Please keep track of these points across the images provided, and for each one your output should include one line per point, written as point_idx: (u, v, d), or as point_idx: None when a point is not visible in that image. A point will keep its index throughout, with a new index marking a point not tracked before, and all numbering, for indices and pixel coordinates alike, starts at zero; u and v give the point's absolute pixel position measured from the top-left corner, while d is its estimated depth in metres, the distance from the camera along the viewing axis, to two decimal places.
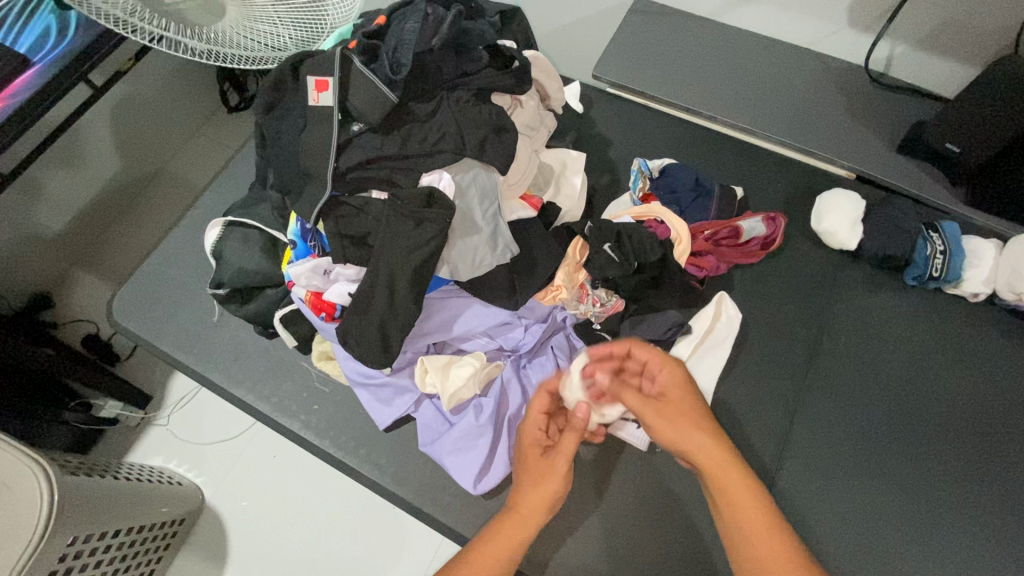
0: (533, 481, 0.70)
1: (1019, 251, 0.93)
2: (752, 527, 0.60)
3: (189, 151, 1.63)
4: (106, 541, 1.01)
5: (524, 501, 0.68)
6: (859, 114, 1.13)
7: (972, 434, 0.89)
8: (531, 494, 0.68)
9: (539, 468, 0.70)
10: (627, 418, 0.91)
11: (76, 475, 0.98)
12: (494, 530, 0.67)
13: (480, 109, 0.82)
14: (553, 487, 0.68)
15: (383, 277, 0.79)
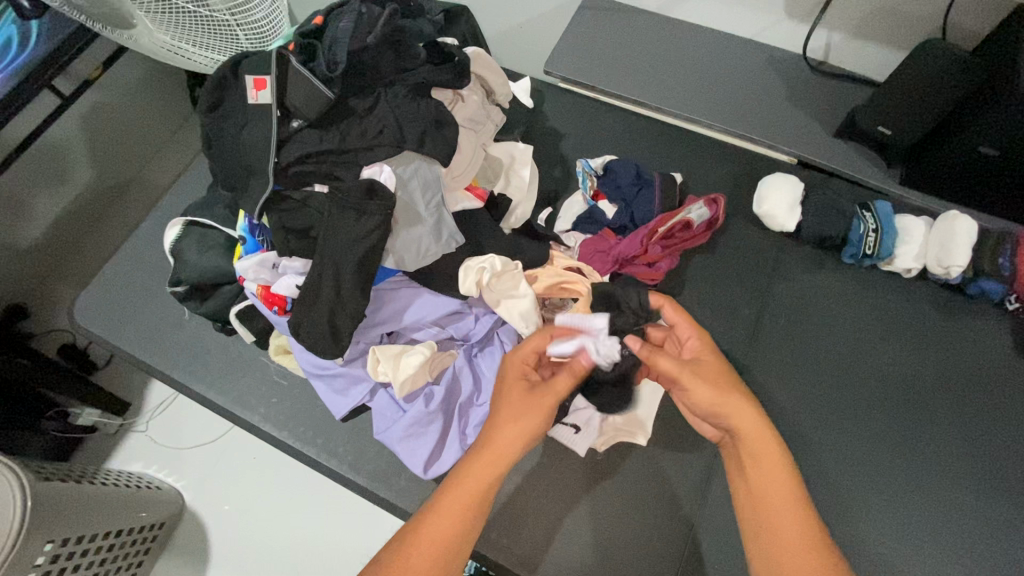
0: (508, 417, 0.74)
1: (946, 227, 0.97)
2: (785, 515, 0.67)
3: (170, 153, 1.58)
4: (83, 545, 0.99)
5: (501, 437, 0.73)
6: (800, 102, 1.17)
7: (903, 405, 0.94)
8: (512, 430, 0.73)
9: (519, 400, 0.75)
10: (565, 421, 0.94)
11: (51, 480, 0.96)
12: (472, 463, 0.72)
13: (418, 103, 0.85)
14: (536, 421, 0.74)
15: (328, 269, 0.81)
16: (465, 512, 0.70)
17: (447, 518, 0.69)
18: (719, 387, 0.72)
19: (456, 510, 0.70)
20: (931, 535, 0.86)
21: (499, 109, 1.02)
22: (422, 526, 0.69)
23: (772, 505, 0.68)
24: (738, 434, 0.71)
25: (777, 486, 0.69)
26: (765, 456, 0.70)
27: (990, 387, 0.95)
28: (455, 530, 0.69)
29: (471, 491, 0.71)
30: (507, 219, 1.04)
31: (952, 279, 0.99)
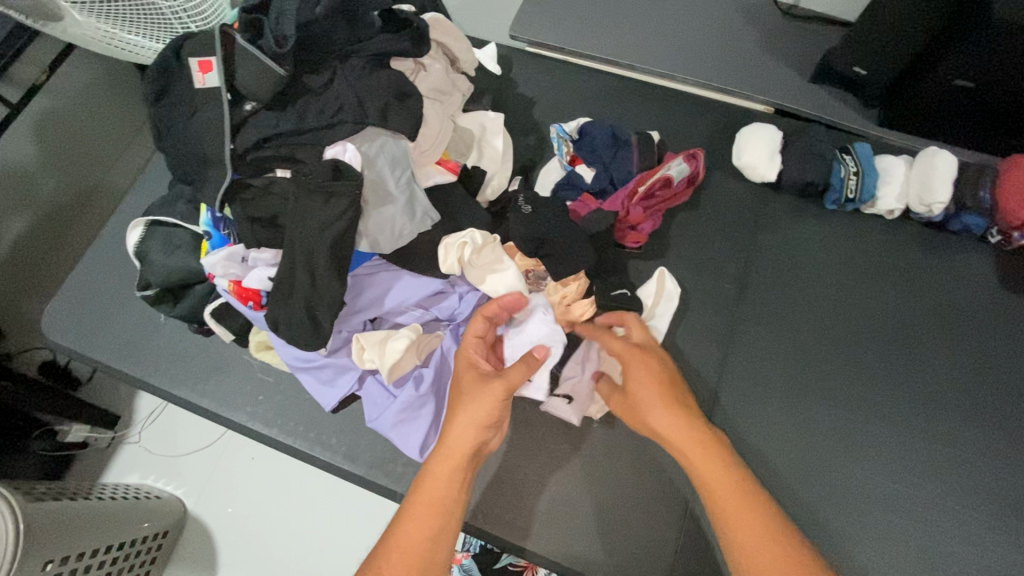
0: (462, 407, 0.71)
1: (924, 164, 0.96)
2: (733, 498, 0.64)
3: (130, 156, 1.41)
4: (85, 564, 0.96)
5: (454, 432, 0.70)
6: (773, 49, 1.15)
7: (893, 344, 0.94)
8: (466, 420, 0.70)
9: (474, 390, 0.72)
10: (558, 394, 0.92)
11: (43, 500, 0.93)
12: (432, 462, 0.69)
13: (377, 75, 0.80)
14: (491, 410, 0.70)
15: (301, 257, 0.79)
16: (432, 519, 0.66)
17: (415, 526, 0.65)
18: (648, 390, 0.72)
19: (423, 514, 0.66)
20: (930, 470, 0.87)
21: (465, 78, 0.98)
22: (392, 534, 0.66)
23: (721, 489, 0.65)
24: (664, 433, 0.70)
25: (712, 474, 0.66)
26: (693, 452, 0.68)
27: (977, 320, 0.95)
28: (432, 527, 0.66)
29: (432, 494, 0.67)
30: (484, 193, 1.02)
31: (934, 217, 0.99)
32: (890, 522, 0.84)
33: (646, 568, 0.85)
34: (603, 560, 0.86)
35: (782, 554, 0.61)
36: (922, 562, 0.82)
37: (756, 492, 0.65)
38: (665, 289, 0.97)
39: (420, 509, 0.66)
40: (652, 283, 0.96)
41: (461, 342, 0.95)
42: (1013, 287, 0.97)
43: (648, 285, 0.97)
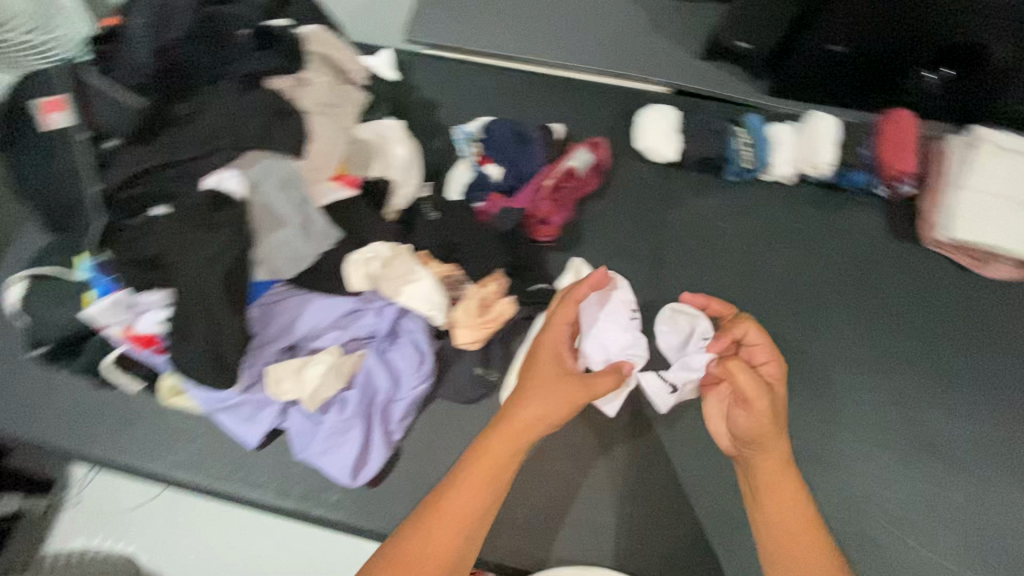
0: (533, 400, 0.74)
1: (810, 130, 1.02)
2: (797, 545, 0.69)
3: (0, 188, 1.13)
4: None
5: (523, 419, 0.73)
6: (664, 29, 1.16)
7: (797, 305, 1.00)
8: (536, 407, 0.73)
9: (547, 389, 0.74)
10: None
11: None
12: (464, 466, 0.71)
13: (251, 98, 0.77)
14: (562, 405, 0.74)
15: (191, 296, 0.74)
16: (457, 529, 0.67)
17: (438, 539, 0.66)
18: (773, 429, 0.74)
19: (450, 521, 0.67)
20: (839, 419, 0.93)
21: (358, 88, 0.95)
22: (420, 540, 0.66)
23: (783, 531, 0.71)
24: (759, 473, 0.75)
25: (778, 512, 0.72)
26: (774, 491, 0.73)
27: (871, 273, 1.02)
28: (457, 532, 0.67)
29: (456, 505, 0.68)
30: (390, 204, 0.97)
31: (828, 177, 1.03)
32: (810, 475, 0.90)
33: (592, 556, 0.87)
34: (550, 552, 0.88)
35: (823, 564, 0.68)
36: (841, 507, 0.89)
37: (825, 538, 0.70)
38: (581, 279, 0.99)
39: (444, 516, 0.67)
40: (567, 276, 0.98)
41: (386, 358, 0.92)
42: (899, 236, 1.04)
43: (564, 277, 0.99)
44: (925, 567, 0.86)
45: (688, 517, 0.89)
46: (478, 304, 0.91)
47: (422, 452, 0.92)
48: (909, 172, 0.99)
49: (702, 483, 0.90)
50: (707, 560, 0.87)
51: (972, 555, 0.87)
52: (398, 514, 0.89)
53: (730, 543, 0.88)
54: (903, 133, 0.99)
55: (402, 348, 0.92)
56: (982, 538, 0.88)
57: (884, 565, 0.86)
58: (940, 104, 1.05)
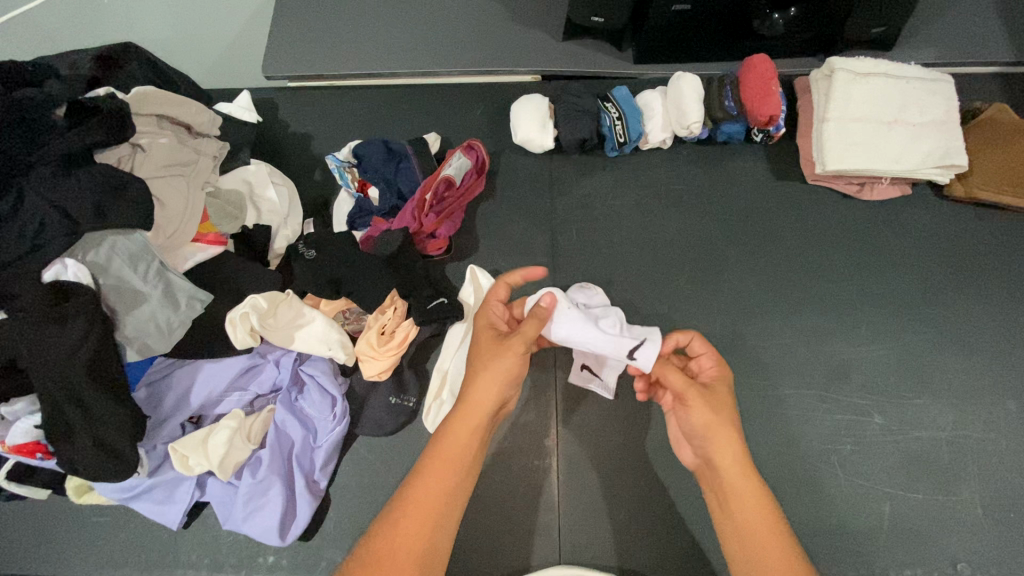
0: (484, 366, 0.72)
1: (675, 91, 1.02)
2: (760, 528, 0.65)
3: None
4: None
5: (478, 394, 0.71)
6: (522, 19, 1.15)
7: (700, 265, 1.00)
8: (485, 379, 0.71)
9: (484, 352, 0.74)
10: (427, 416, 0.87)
11: None
12: (445, 436, 0.70)
13: (74, 178, 0.73)
14: (508, 366, 0.72)
15: (54, 395, 0.71)
16: (428, 520, 0.65)
17: (393, 553, 0.62)
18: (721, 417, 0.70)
19: (416, 520, 0.64)
20: (760, 368, 0.93)
21: (212, 139, 0.94)
22: (381, 548, 0.63)
23: (750, 519, 0.65)
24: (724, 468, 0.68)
25: (756, 511, 0.66)
26: (739, 483, 0.67)
27: (765, 217, 1.02)
28: (422, 532, 0.64)
29: (436, 487, 0.66)
30: (274, 249, 0.97)
31: (699, 136, 1.05)
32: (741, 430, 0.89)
33: (541, 557, 0.86)
34: (499, 567, 0.86)
35: (782, 552, 0.63)
36: (776, 455, 0.88)
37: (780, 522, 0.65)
38: (483, 284, 0.96)
39: (410, 515, 0.65)
40: (468, 284, 0.95)
41: (298, 408, 0.89)
42: (784, 175, 1.05)
43: (466, 286, 0.96)
44: (868, 494, 0.86)
45: (632, 497, 0.88)
46: (377, 333, 0.89)
47: (354, 492, 0.90)
48: (777, 114, 0.99)
49: (638, 461, 0.89)
50: (658, 538, 0.85)
51: (911, 472, 0.87)
52: (340, 560, 0.86)
53: (678, 516, 0.86)
54: (766, 74, 0.97)
55: (310, 394, 0.88)
56: (917, 454, 0.88)
57: (829, 502, 0.86)
58: (795, 38, 1.06)
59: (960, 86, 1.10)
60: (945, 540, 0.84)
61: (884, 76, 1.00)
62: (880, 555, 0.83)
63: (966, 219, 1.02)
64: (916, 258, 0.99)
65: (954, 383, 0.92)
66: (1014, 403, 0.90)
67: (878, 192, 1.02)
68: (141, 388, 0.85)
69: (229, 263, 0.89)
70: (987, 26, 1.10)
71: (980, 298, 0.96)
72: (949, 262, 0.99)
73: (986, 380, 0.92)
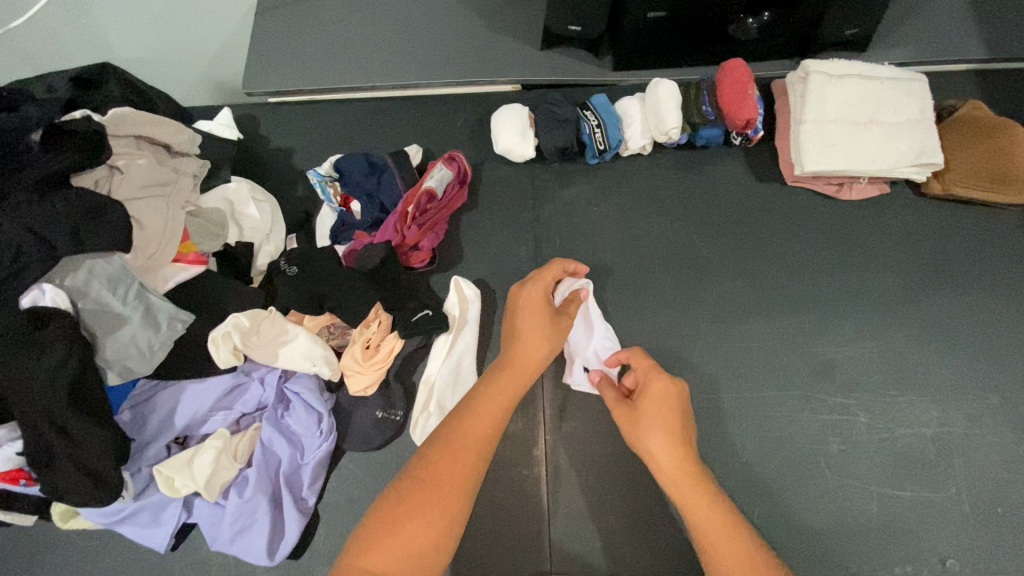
0: (534, 326, 0.80)
1: (652, 97, 1.03)
2: (718, 525, 0.65)
3: None
4: None
5: (530, 349, 0.78)
6: (500, 29, 1.16)
7: (683, 268, 1.00)
8: (536, 336, 0.79)
9: (535, 312, 0.81)
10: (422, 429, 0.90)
11: None
12: (497, 380, 0.75)
13: (50, 203, 0.73)
14: (556, 330, 0.80)
15: (35, 421, 0.70)
16: (475, 450, 0.67)
17: (443, 470, 0.64)
18: (651, 424, 0.72)
19: (466, 446, 0.67)
20: (745, 369, 0.94)
21: (191, 157, 0.93)
22: (430, 472, 0.64)
23: (698, 510, 0.67)
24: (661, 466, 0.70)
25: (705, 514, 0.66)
26: (680, 484, 0.69)
27: (746, 219, 1.03)
28: (476, 455, 0.67)
29: (490, 418, 0.70)
30: (256, 266, 0.97)
31: (678, 141, 1.06)
32: (728, 431, 0.90)
33: (531, 566, 0.86)
34: None
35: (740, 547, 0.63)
36: (764, 458, 0.88)
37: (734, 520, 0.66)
38: (467, 294, 0.96)
39: (460, 439, 0.67)
40: (452, 294, 0.95)
41: (284, 426, 0.89)
42: (763, 177, 1.06)
43: (451, 296, 0.96)
44: (856, 493, 0.87)
45: (622, 505, 0.87)
46: (362, 347, 0.89)
47: (342, 508, 0.90)
48: (754, 117, 1.00)
49: (625, 467, 0.89)
50: (650, 546, 0.85)
51: (898, 470, 0.88)
52: None
53: (667, 521, 0.86)
54: (742, 78, 0.99)
55: (297, 411, 0.88)
56: (903, 452, 0.88)
57: (817, 503, 0.86)
58: (769, 41, 1.07)
59: (934, 84, 1.11)
60: (933, 536, 0.84)
61: (859, 77, 1.01)
62: (870, 554, 0.84)
63: (944, 215, 1.03)
64: (897, 256, 1.00)
65: (937, 379, 0.92)
66: (997, 398, 0.91)
67: (857, 192, 1.03)
68: (124, 410, 0.84)
69: (211, 282, 0.89)
70: (958, 25, 1.12)
71: (961, 295, 0.97)
72: (928, 258, 1.00)
73: (968, 375, 0.92)
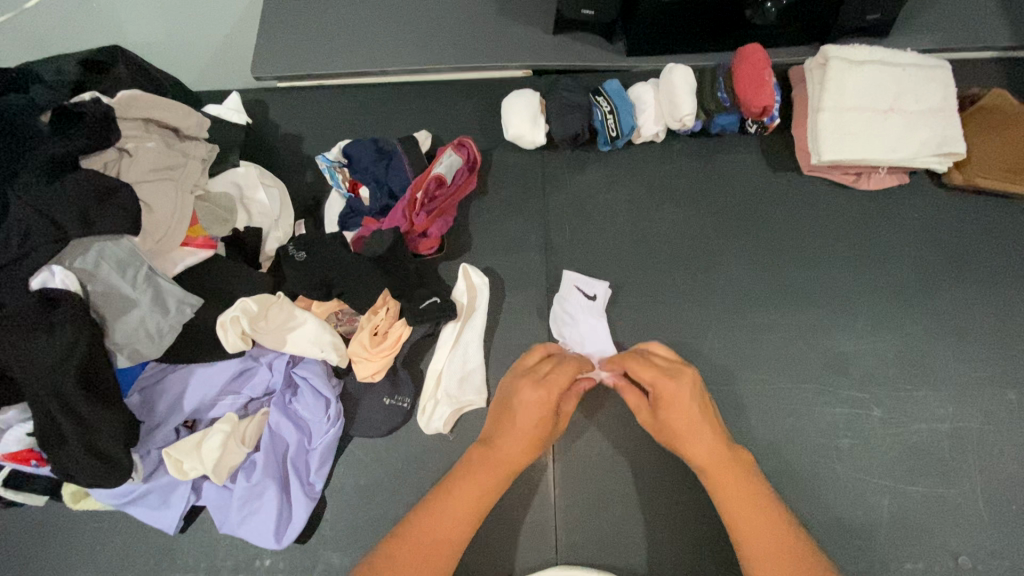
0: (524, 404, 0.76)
1: (666, 83, 1.01)
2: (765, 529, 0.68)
3: None
4: None
5: (513, 447, 0.74)
6: (512, 14, 1.14)
7: (696, 258, 0.99)
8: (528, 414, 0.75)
9: (529, 407, 0.75)
10: (429, 415, 0.90)
11: None
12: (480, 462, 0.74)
13: (60, 184, 0.73)
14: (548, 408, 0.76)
15: (47, 403, 0.71)
16: (459, 523, 0.69)
17: (421, 554, 0.67)
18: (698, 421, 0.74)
19: (451, 517, 0.69)
20: (757, 361, 0.92)
21: (200, 141, 0.92)
22: (418, 540, 0.67)
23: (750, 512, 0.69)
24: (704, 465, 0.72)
25: (749, 518, 0.69)
26: (721, 478, 0.71)
27: (761, 209, 1.01)
28: (451, 544, 0.68)
29: (470, 498, 0.71)
30: (265, 251, 0.97)
31: (692, 129, 1.04)
32: (738, 423, 0.89)
33: (537, 555, 0.85)
34: (498, 566, 0.85)
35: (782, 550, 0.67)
36: (775, 451, 0.87)
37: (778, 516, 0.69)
38: (474, 282, 0.95)
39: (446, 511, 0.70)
40: (460, 282, 0.94)
41: (292, 411, 0.89)
42: (779, 166, 1.04)
43: (458, 284, 0.95)
44: (868, 487, 0.85)
45: (630, 496, 0.87)
46: (370, 334, 0.88)
47: (349, 493, 0.90)
48: (771, 105, 0.98)
49: (634, 458, 0.89)
50: (657, 536, 0.85)
51: (912, 465, 0.86)
52: (337, 563, 0.86)
53: (675, 512, 0.86)
54: (758, 65, 0.96)
55: (304, 397, 0.88)
56: (917, 447, 0.87)
57: (828, 497, 0.85)
58: (788, 26, 1.04)
59: (958, 71, 1.08)
60: (946, 532, 0.83)
61: (880, 63, 0.98)
62: (881, 549, 0.82)
63: (965, 206, 1.00)
64: (915, 248, 0.98)
65: (954, 374, 0.91)
66: (1016, 394, 0.89)
67: (876, 182, 1.01)
68: (133, 393, 0.85)
69: (220, 267, 0.88)
70: (984, 9, 1.08)
71: (981, 288, 0.95)
72: (947, 251, 0.98)
73: (986, 370, 0.90)
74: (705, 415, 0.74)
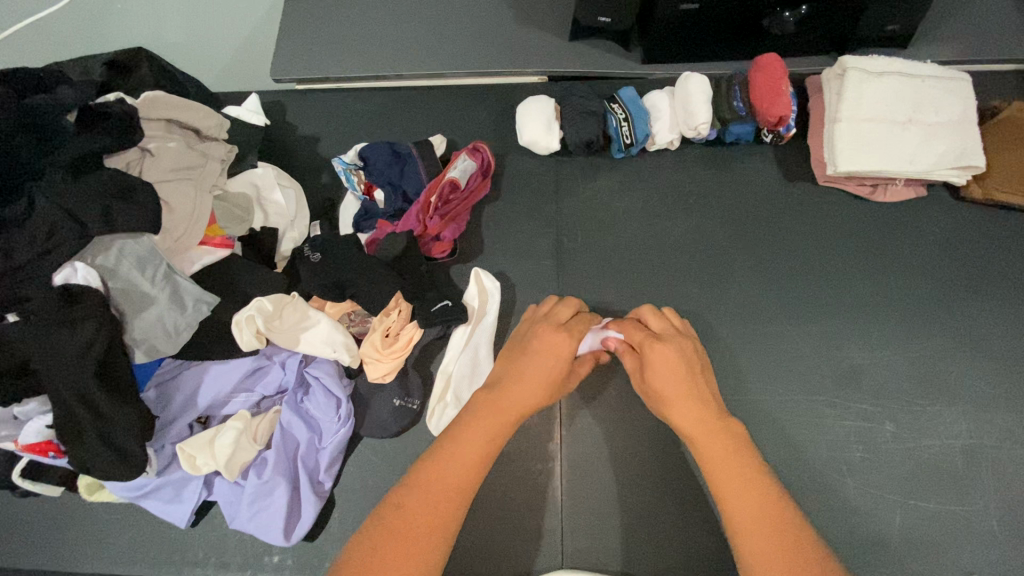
0: (526, 359, 0.75)
1: (682, 91, 1.01)
2: (759, 509, 0.62)
3: None
4: None
5: (519, 392, 0.72)
6: (529, 19, 1.14)
7: (707, 266, 0.98)
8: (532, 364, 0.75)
9: (537, 356, 0.75)
10: (437, 418, 0.90)
11: None
12: (486, 412, 0.70)
13: (83, 183, 0.74)
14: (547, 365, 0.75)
15: (66, 396, 0.72)
16: (468, 472, 0.64)
17: (425, 500, 0.61)
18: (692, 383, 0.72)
19: (460, 466, 0.64)
20: (768, 372, 0.92)
21: (219, 142, 0.94)
22: (423, 482, 0.63)
23: (743, 486, 0.63)
24: (685, 432, 0.70)
25: (742, 483, 0.64)
26: (707, 444, 0.68)
27: (773, 218, 1.01)
28: (464, 481, 0.64)
29: (479, 443, 0.66)
30: (280, 251, 0.98)
31: (707, 137, 1.03)
32: (748, 434, 0.88)
33: (541, 559, 0.86)
34: (503, 569, 0.86)
35: (783, 530, 0.60)
36: (784, 464, 0.87)
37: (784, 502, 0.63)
38: (486, 287, 0.95)
39: (456, 455, 0.65)
40: (472, 286, 0.95)
41: (303, 410, 0.90)
42: (793, 177, 1.04)
43: (470, 289, 0.96)
44: (877, 502, 0.85)
45: (637, 505, 0.87)
46: (382, 335, 0.90)
47: (358, 493, 0.91)
48: (787, 115, 0.97)
49: (641, 467, 0.88)
50: (662, 545, 0.85)
51: (923, 482, 0.85)
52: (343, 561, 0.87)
53: (681, 520, 0.86)
54: (776, 74, 0.96)
55: (316, 396, 0.89)
56: (929, 464, 0.86)
57: (838, 511, 0.84)
58: (806, 37, 1.04)
59: (980, 85, 1.07)
60: (957, 551, 0.82)
61: (899, 75, 0.98)
62: (889, 565, 0.82)
63: (984, 223, 0.99)
64: (931, 262, 0.97)
65: (968, 391, 0.89)
66: None
67: (892, 194, 1.00)
68: (150, 388, 0.86)
69: (236, 266, 0.90)
70: (1007, 23, 1.07)
71: (998, 304, 0.94)
72: (964, 266, 0.96)
73: (1002, 388, 0.89)
74: (698, 381, 0.73)
